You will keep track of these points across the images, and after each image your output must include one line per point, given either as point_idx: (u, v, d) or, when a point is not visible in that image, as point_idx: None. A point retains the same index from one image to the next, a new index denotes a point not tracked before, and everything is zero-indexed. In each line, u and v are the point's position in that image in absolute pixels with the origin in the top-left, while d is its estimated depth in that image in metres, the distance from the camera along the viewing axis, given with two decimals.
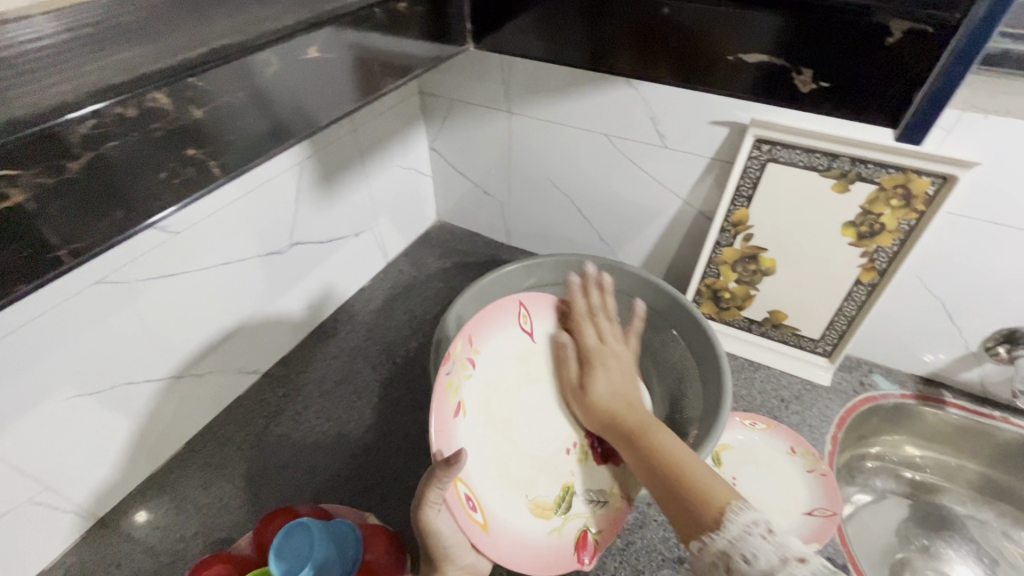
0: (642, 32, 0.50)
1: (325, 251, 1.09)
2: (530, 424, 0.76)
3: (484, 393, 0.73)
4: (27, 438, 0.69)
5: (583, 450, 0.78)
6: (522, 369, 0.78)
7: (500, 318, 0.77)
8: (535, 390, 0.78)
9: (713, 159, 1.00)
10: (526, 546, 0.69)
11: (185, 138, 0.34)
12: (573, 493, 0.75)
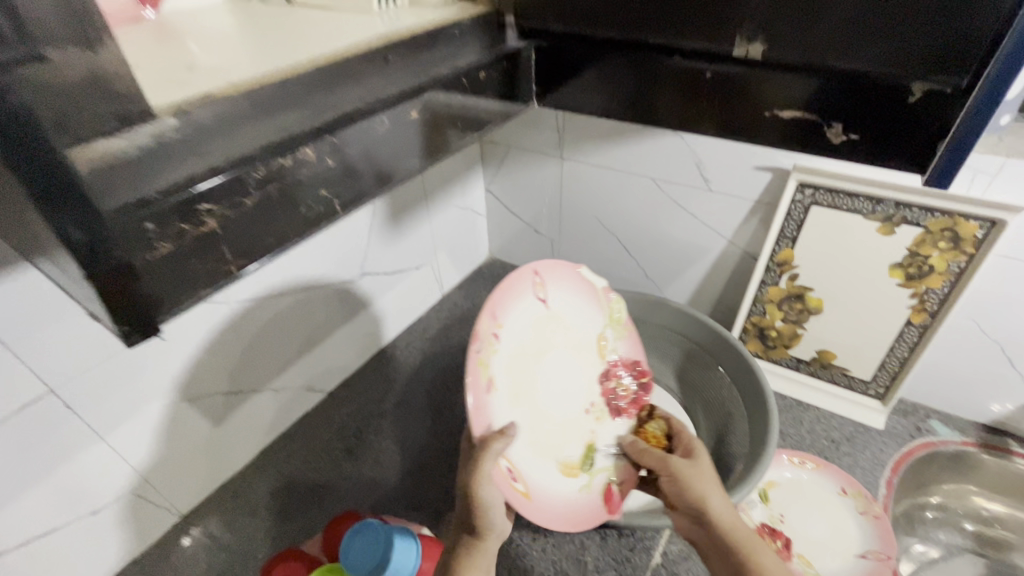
0: (687, 92, 0.58)
1: (390, 281, 1.19)
2: (554, 387, 0.77)
3: (511, 367, 0.71)
4: (140, 435, 0.79)
5: (600, 407, 0.81)
6: (540, 336, 0.75)
7: (517, 285, 0.73)
8: (556, 351, 0.78)
9: (757, 202, 1.04)
10: (562, 507, 0.73)
11: (320, 181, 0.44)
12: (596, 452, 0.79)
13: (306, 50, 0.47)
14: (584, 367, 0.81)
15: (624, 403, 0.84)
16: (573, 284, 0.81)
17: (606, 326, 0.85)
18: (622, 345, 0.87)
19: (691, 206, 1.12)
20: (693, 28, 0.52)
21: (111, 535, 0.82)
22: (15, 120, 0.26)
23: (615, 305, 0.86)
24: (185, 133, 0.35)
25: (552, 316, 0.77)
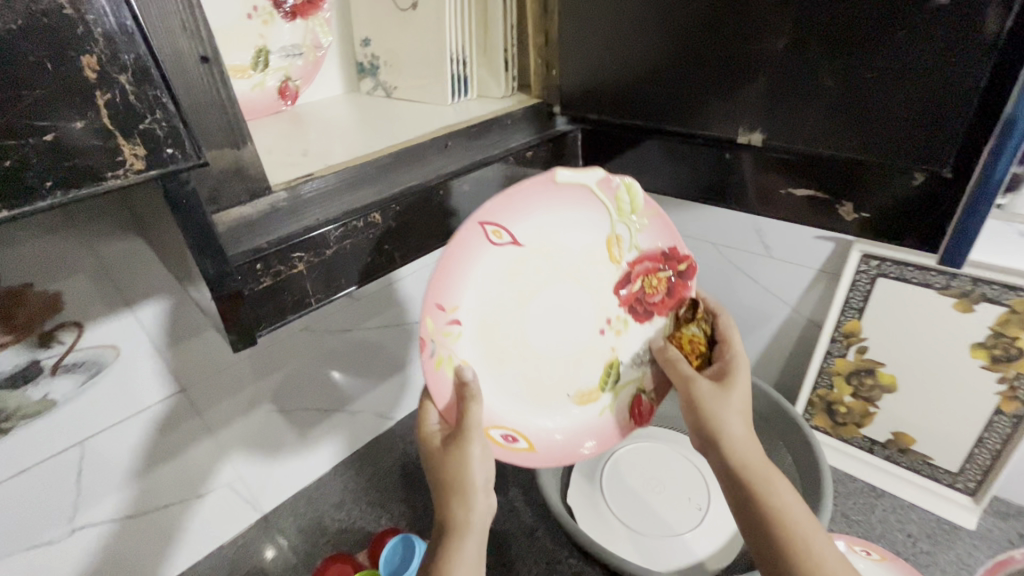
0: (709, 170, 0.62)
1: None
2: (553, 327, 0.69)
3: (484, 342, 0.65)
4: (239, 436, 0.94)
5: (620, 321, 0.72)
6: (515, 281, 0.65)
7: (465, 250, 0.60)
8: (548, 288, 0.67)
9: (820, 271, 1.03)
10: (580, 436, 0.72)
11: (384, 239, 0.56)
12: (619, 367, 0.73)
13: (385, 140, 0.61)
14: (593, 283, 0.69)
15: (654, 300, 0.72)
16: (553, 198, 0.63)
17: (618, 223, 0.67)
18: (644, 240, 0.69)
19: (753, 271, 1.12)
20: (693, 114, 0.57)
21: (206, 522, 0.95)
22: (188, 202, 0.39)
23: (624, 194, 0.65)
24: (290, 202, 0.49)
25: (530, 253, 0.64)
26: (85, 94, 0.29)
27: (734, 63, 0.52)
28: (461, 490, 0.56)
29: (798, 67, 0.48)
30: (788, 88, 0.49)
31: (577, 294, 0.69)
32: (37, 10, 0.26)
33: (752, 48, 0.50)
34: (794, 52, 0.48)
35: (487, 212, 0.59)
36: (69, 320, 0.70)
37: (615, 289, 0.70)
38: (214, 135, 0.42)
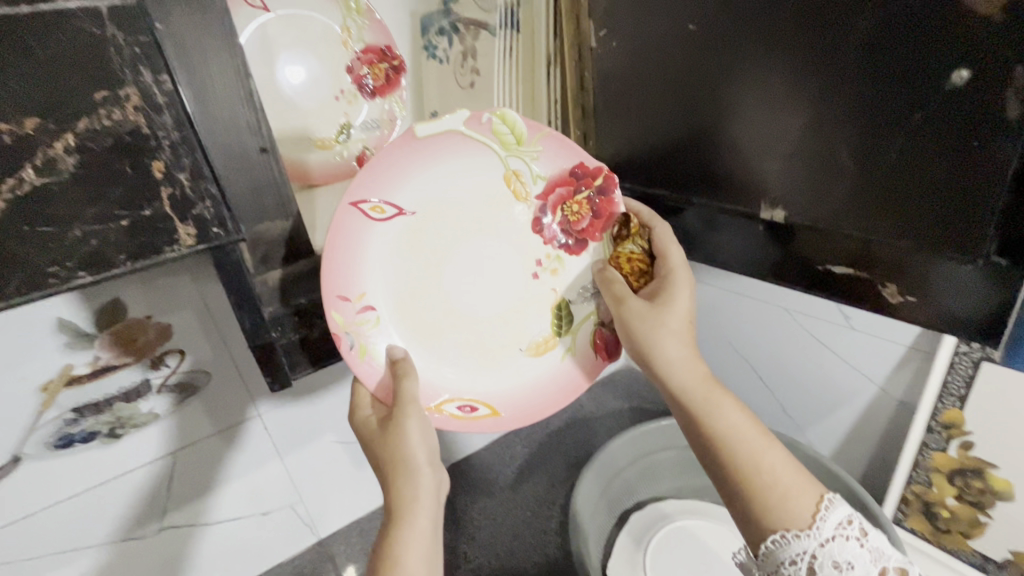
0: (742, 243, 0.60)
1: None
2: (477, 286, 0.65)
3: (409, 318, 0.62)
4: (303, 461, 1.04)
5: (550, 263, 0.66)
6: (419, 249, 0.61)
7: (348, 234, 0.55)
8: (460, 245, 0.63)
9: (911, 349, 0.88)
10: (546, 384, 0.66)
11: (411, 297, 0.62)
12: (569, 306, 0.66)
13: None
14: (509, 232, 0.64)
15: (583, 227, 0.65)
16: (426, 154, 0.57)
17: (511, 158, 0.60)
18: (545, 167, 0.62)
19: (835, 345, 0.98)
20: (719, 187, 0.57)
21: (268, 539, 1.05)
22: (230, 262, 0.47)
23: (501, 125, 0.58)
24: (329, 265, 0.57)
25: (424, 218, 0.60)
26: (153, 190, 0.38)
27: (754, 141, 0.52)
28: (404, 467, 0.53)
29: (818, 147, 0.48)
30: (810, 167, 0.49)
31: (495, 244, 0.64)
32: (124, 131, 0.35)
33: (770, 129, 0.50)
34: (813, 134, 0.47)
35: (350, 193, 0.54)
36: (173, 347, 0.84)
37: (535, 228, 0.64)
38: (267, 209, 0.50)
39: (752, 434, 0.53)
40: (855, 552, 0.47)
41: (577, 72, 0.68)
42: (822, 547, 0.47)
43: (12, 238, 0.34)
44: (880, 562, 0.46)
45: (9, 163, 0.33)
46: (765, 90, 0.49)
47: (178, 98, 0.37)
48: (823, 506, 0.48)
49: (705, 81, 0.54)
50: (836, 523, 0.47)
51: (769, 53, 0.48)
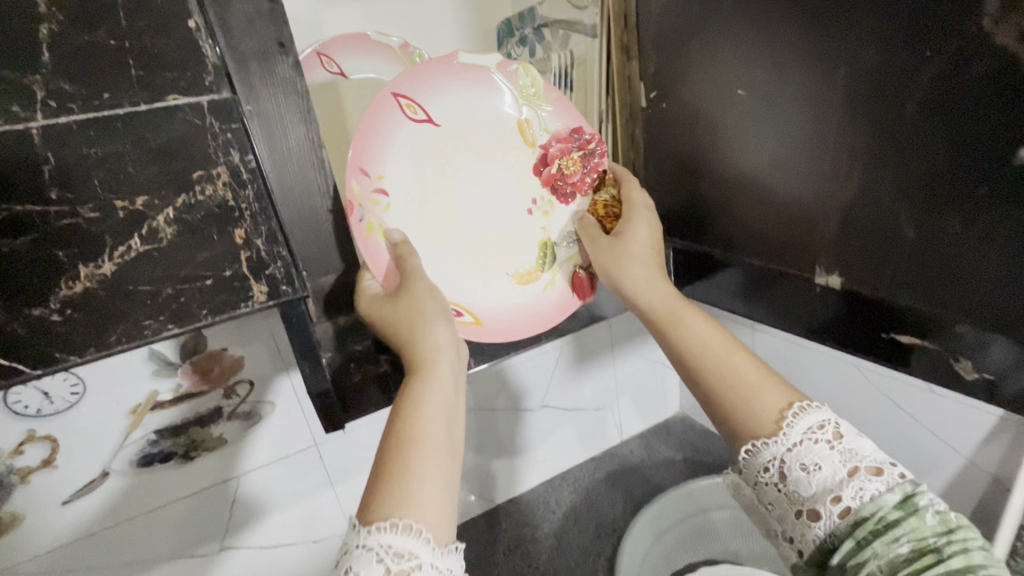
0: (798, 307, 0.58)
1: (567, 418, 1.27)
2: (484, 206, 0.63)
3: (417, 218, 0.59)
4: (354, 493, 1.07)
5: (546, 200, 0.66)
6: (438, 160, 0.60)
7: (382, 117, 0.55)
8: (474, 168, 0.62)
9: (1005, 418, 0.77)
10: (526, 314, 0.67)
11: None
12: (554, 247, 0.67)
13: None
14: (513, 168, 0.65)
15: (575, 180, 0.67)
16: (462, 76, 0.60)
17: (525, 106, 0.63)
18: (552, 121, 0.65)
19: (911, 406, 0.87)
20: (772, 248, 0.57)
21: (318, 567, 1.08)
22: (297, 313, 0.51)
23: (524, 77, 0.62)
24: None
25: (448, 134, 0.60)
26: (234, 253, 0.42)
27: (809, 203, 0.52)
28: (424, 320, 0.52)
29: (877, 215, 0.47)
30: (868, 233, 0.48)
31: (500, 174, 0.64)
32: (212, 205, 0.41)
33: (826, 194, 0.50)
34: (872, 202, 0.47)
35: (395, 81, 0.55)
36: (244, 378, 0.92)
37: (535, 169, 0.65)
38: (331, 265, 0.54)
39: (722, 346, 0.53)
40: (824, 454, 0.45)
41: (628, 130, 0.69)
42: (788, 452, 0.46)
43: (118, 296, 0.39)
44: (853, 463, 0.44)
45: (121, 234, 0.38)
46: (819, 156, 0.49)
47: (259, 174, 0.42)
48: (790, 412, 0.47)
49: (757, 146, 0.54)
50: (804, 429, 0.46)
51: (823, 122, 0.48)
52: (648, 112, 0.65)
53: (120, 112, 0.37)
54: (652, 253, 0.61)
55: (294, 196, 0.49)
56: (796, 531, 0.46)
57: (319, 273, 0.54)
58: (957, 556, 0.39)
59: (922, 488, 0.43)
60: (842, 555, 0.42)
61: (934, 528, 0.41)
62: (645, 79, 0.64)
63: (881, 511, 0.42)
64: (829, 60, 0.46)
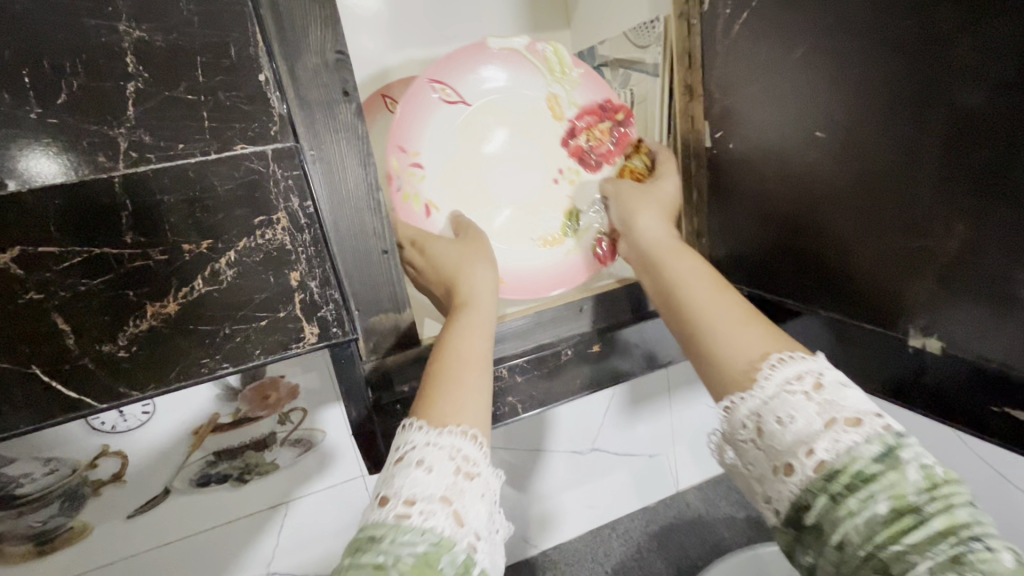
0: (892, 369, 0.52)
1: (617, 463, 1.21)
2: (511, 175, 0.70)
3: (448, 188, 0.67)
4: None
5: (572, 170, 0.72)
6: (469, 137, 0.68)
7: (418, 102, 0.65)
8: (507, 142, 0.69)
9: None
10: (550, 274, 0.72)
11: (507, 391, 0.62)
12: (580, 214, 0.73)
13: (530, 306, 0.69)
14: (542, 141, 0.71)
15: (602, 151, 0.72)
16: (493, 63, 0.68)
17: (554, 83, 0.70)
18: (580, 96, 0.71)
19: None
20: (847, 298, 0.53)
21: None
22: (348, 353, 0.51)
23: (552, 54, 0.69)
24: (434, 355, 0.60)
25: (478, 113, 0.67)
26: (288, 295, 0.43)
27: (887, 252, 0.47)
28: (473, 265, 0.62)
29: (969, 268, 0.42)
30: (966, 279, 0.42)
31: (530, 147, 0.70)
32: (271, 247, 0.41)
33: (906, 243, 0.46)
34: (962, 254, 0.42)
35: (430, 71, 0.64)
36: (299, 406, 0.94)
37: (563, 141, 0.71)
38: (381, 304, 0.54)
39: (711, 293, 0.55)
40: (799, 405, 0.44)
41: (690, 171, 0.66)
42: (763, 405, 0.46)
43: (179, 334, 0.41)
44: (830, 415, 0.43)
45: (185, 275, 0.40)
46: (898, 201, 0.45)
47: (317, 219, 0.42)
48: (767, 363, 0.48)
49: (829, 188, 0.51)
50: (782, 379, 0.46)
51: (902, 165, 0.44)
52: (712, 153, 0.62)
53: (192, 160, 0.39)
54: (668, 212, 0.65)
55: (350, 237, 0.50)
56: (775, 490, 0.45)
57: (370, 313, 0.54)
58: (938, 514, 0.37)
59: (906, 443, 0.40)
60: (817, 514, 0.41)
61: (915, 485, 0.38)
62: (710, 119, 0.61)
63: (857, 467, 0.40)
64: (913, 101, 0.42)
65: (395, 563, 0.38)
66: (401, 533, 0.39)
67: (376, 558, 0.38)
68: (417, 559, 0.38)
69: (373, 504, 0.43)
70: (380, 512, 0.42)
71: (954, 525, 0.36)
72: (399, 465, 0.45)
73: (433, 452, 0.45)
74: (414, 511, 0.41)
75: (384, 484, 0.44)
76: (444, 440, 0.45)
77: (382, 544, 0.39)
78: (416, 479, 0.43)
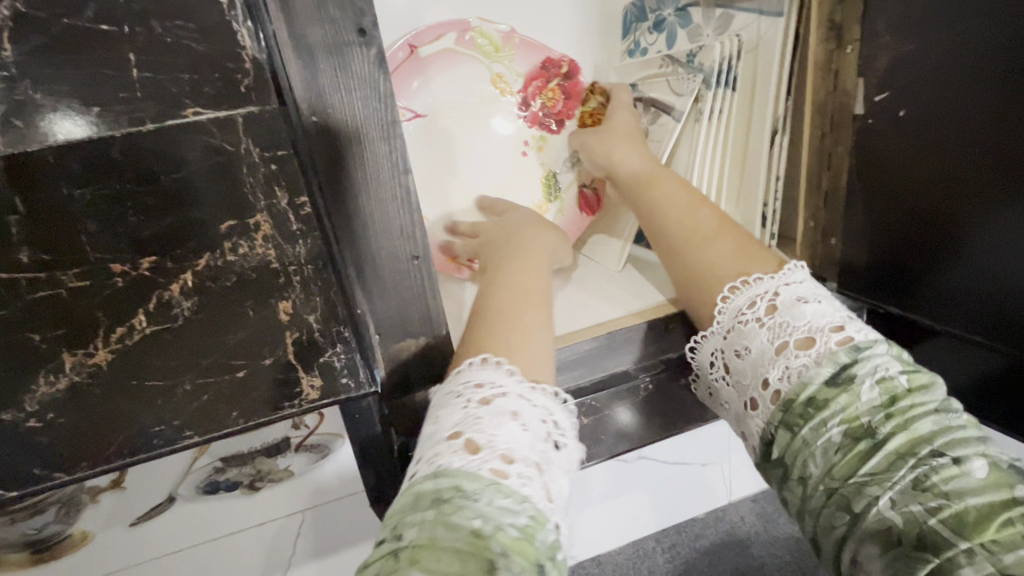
0: None
1: (666, 470, 0.97)
2: (483, 163, 0.65)
3: (431, 198, 0.62)
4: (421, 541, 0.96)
5: (539, 136, 0.67)
6: (435, 142, 0.63)
7: None
8: (467, 134, 0.65)
9: None
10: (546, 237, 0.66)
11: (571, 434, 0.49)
12: (556, 175, 0.67)
13: (601, 319, 0.52)
14: (502, 122, 0.66)
15: (561, 111, 0.67)
16: (430, 70, 0.63)
17: (492, 63, 0.65)
18: (521, 66, 0.66)
19: None
20: (907, 252, 0.44)
21: None
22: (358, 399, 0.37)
23: (480, 37, 0.64)
24: None
25: (435, 118, 0.63)
26: (278, 332, 0.30)
27: (906, 214, 0.43)
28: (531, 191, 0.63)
29: (1004, 242, 0.38)
30: None
31: (494, 132, 0.65)
32: (247, 266, 0.29)
33: (930, 219, 0.42)
34: (996, 228, 0.38)
35: None
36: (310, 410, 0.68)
37: (518, 114, 0.66)
38: (416, 328, 0.40)
39: (683, 220, 0.47)
40: (754, 335, 0.38)
41: (821, 147, 0.49)
42: (725, 341, 0.40)
43: (118, 393, 0.28)
44: (783, 340, 0.36)
45: (118, 311, 0.28)
46: (925, 173, 0.41)
47: (315, 222, 0.30)
48: (722, 292, 0.42)
49: (855, 165, 0.46)
50: (737, 311, 0.40)
51: (933, 135, 0.40)
52: (867, 123, 0.45)
53: (118, 133, 0.27)
54: (642, 141, 0.57)
55: (377, 238, 0.36)
56: (747, 424, 0.39)
57: (395, 345, 0.40)
58: (897, 433, 0.31)
59: (863, 357, 0.34)
60: (778, 448, 0.35)
61: (870, 403, 0.32)
62: (863, 74, 0.44)
63: (809, 392, 0.34)
64: (956, 62, 0.38)
65: (497, 532, 0.30)
66: (500, 496, 0.31)
67: (473, 522, 0.29)
68: (521, 532, 0.30)
69: (453, 442, 0.34)
70: (468, 460, 0.33)
71: (914, 442, 0.31)
72: (486, 409, 0.36)
73: (526, 408, 0.37)
74: (513, 472, 0.32)
75: (466, 424, 0.35)
76: (535, 397, 0.38)
77: (479, 504, 0.30)
78: (511, 433, 0.34)
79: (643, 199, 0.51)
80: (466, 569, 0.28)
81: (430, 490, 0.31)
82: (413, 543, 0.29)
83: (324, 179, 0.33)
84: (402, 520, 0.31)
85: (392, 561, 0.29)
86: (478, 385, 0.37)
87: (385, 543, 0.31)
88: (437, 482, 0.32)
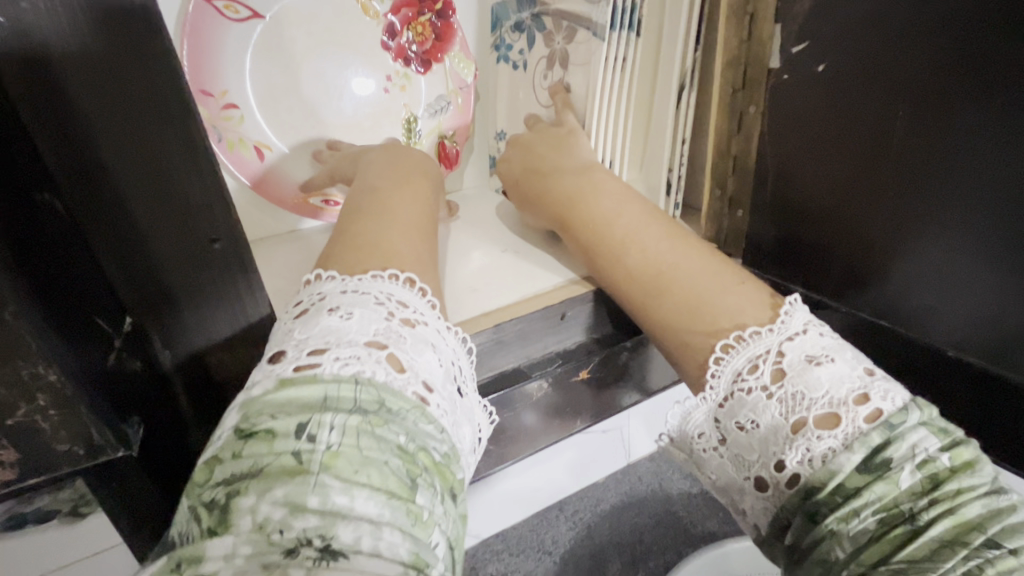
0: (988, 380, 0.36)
1: (538, 474, 0.68)
2: (338, 92, 0.55)
3: (273, 123, 0.53)
4: None
5: (403, 73, 0.57)
6: (279, 58, 0.52)
7: (204, 37, 0.49)
8: (318, 56, 0.54)
9: None
10: None
11: None
12: (417, 120, 0.59)
13: (487, 308, 0.42)
14: (362, 46, 0.56)
15: (428, 50, 0.58)
16: None
17: None
18: None
19: None
20: (817, 226, 0.41)
21: None
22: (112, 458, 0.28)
23: None
24: None
25: (280, 25, 0.51)
26: None
27: (820, 180, 0.39)
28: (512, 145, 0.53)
29: (964, 245, 0.34)
30: None
31: (352, 63, 0.55)
32: None
33: (857, 202, 0.38)
34: (933, 216, 0.35)
35: None
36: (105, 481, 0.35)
37: (382, 43, 0.56)
38: (220, 321, 0.31)
39: (637, 240, 0.39)
40: (760, 408, 0.29)
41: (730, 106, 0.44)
42: (721, 410, 0.31)
43: None
44: (799, 417, 0.27)
45: None
46: (839, 141, 0.37)
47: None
48: (713, 359, 0.32)
49: (779, 135, 0.41)
50: (734, 375, 0.31)
51: (849, 93, 0.36)
52: (782, 81, 0.39)
53: None
54: (572, 135, 0.49)
55: (147, 203, 0.26)
56: (747, 502, 0.30)
57: (200, 341, 0.31)
58: (939, 519, 0.23)
59: (899, 435, 0.25)
60: (796, 534, 0.27)
61: (909, 487, 0.24)
62: (781, 20, 0.38)
63: (837, 480, 0.25)
64: (920, 32, 0.32)
65: (420, 451, 0.24)
66: (428, 422, 0.25)
67: (397, 438, 0.23)
68: (443, 457, 0.25)
69: (374, 351, 0.25)
70: (394, 378, 0.25)
71: (961, 529, 0.22)
72: (409, 331, 0.28)
73: (446, 343, 0.30)
74: (437, 401, 0.26)
75: (390, 338, 0.26)
76: (449, 338, 0.30)
77: (403, 422, 0.24)
78: (430, 365, 0.27)
79: (587, 210, 0.41)
80: (389, 483, 0.22)
81: (347, 398, 0.23)
82: (327, 449, 0.22)
83: (37, 98, 0.23)
84: (309, 420, 0.23)
85: (294, 462, 0.22)
86: (402, 304, 0.29)
87: (279, 437, 0.22)
88: (357, 393, 0.24)
